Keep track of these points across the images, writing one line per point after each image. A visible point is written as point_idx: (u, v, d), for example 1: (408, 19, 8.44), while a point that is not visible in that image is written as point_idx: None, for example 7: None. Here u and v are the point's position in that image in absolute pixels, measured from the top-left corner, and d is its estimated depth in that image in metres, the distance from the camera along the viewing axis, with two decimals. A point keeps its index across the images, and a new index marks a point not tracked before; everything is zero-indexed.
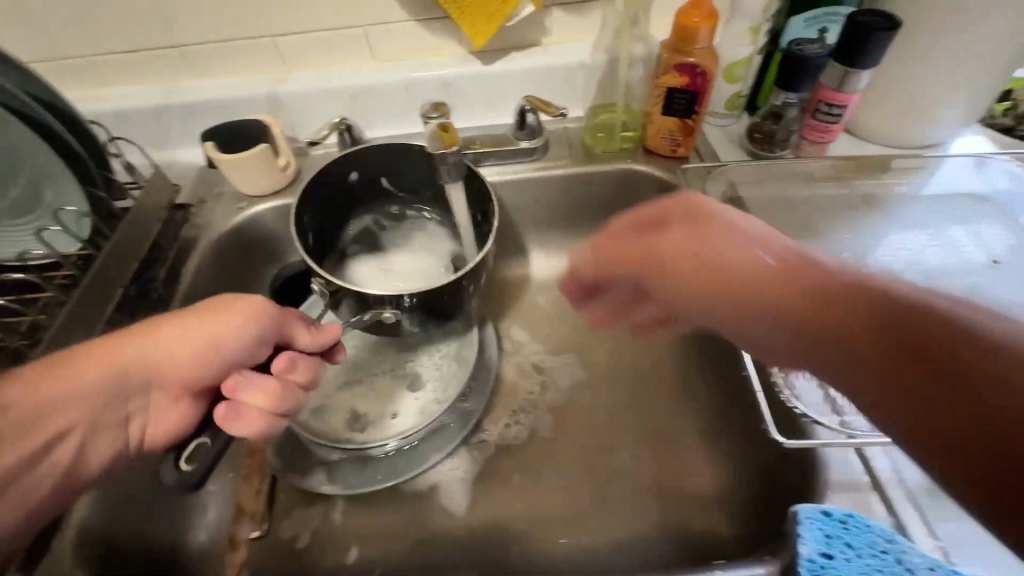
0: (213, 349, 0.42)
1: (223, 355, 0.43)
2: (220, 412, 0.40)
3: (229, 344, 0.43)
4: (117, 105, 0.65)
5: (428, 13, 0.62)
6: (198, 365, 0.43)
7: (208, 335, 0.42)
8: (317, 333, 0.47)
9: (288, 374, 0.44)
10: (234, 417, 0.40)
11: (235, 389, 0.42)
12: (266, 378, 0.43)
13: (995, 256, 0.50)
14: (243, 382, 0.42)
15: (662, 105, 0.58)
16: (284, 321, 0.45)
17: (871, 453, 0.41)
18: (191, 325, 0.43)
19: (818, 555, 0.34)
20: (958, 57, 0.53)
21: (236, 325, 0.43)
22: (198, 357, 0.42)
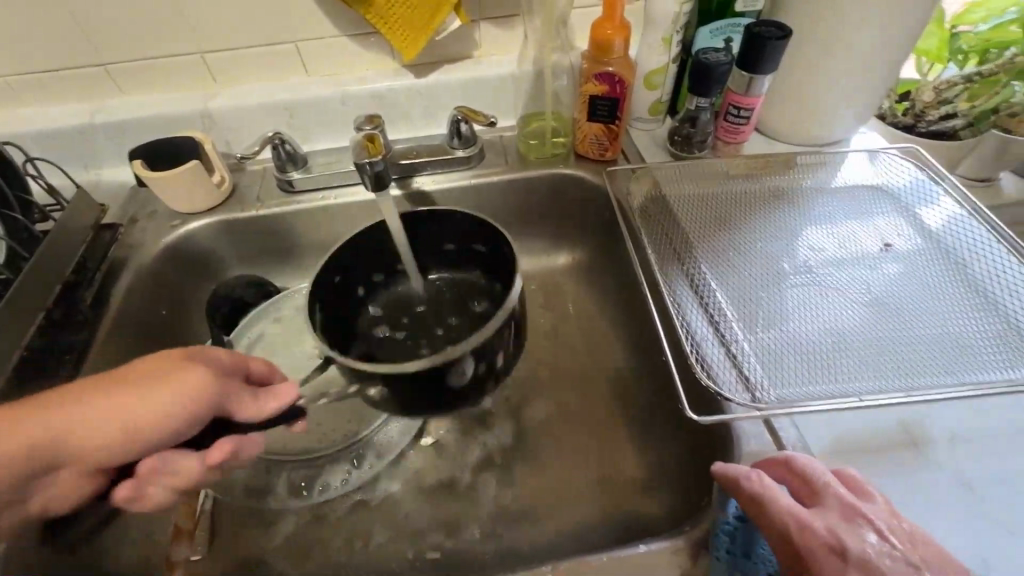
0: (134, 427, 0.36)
1: (145, 437, 0.36)
2: (123, 492, 0.37)
3: (156, 427, 0.37)
4: (36, 126, 0.63)
5: (358, 28, 0.63)
6: (124, 443, 0.36)
7: (147, 411, 0.36)
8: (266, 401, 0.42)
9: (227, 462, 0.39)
10: (136, 497, 0.38)
11: (151, 469, 0.37)
12: (192, 461, 0.38)
13: (888, 242, 0.56)
14: (162, 462, 0.37)
15: (586, 113, 0.61)
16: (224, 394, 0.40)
17: (778, 424, 0.44)
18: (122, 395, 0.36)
19: (733, 517, 0.38)
20: (846, 62, 0.58)
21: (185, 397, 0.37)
22: (116, 438, 0.36)
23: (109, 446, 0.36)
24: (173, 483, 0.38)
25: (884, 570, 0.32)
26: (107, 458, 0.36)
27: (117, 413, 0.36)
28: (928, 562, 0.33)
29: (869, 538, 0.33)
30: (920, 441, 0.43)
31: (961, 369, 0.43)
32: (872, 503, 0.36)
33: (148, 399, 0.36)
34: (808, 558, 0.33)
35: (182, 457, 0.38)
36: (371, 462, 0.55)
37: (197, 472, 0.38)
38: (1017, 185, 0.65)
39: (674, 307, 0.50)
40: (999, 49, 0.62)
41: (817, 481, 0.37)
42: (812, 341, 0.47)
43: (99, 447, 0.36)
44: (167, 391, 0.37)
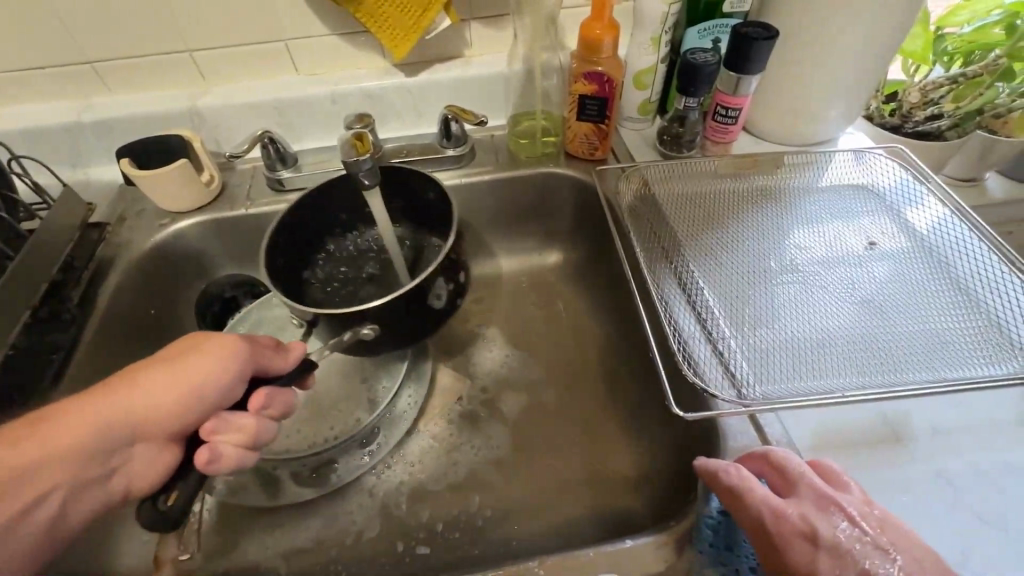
0: (188, 393, 0.37)
1: (199, 401, 0.38)
2: (201, 455, 0.35)
3: (207, 389, 0.38)
4: (22, 124, 0.63)
5: (349, 27, 0.63)
6: (181, 411, 0.37)
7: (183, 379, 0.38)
8: (285, 354, 0.42)
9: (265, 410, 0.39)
10: (215, 460, 0.36)
11: (212, 430, 0.37)
12: (247, 417, 0.38)
13: (874, 241, 0.56)
14: (221, 424, 0.37)
15: (576, 112, 0.62)
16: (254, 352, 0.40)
17: (764, 421, 0.44)
18: (161, 373, 0.38)
19: (716, 512, 0.39)
20: (832, 63, 0.59)
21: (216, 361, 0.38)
22: (173, 409, 0.37)
23: (161, 422, 0.37)
24: (237, 441, 0.37)
25: (853, 555, 0.33)
26: (170, 430, 0.38)
27: (159, 387, 0.37)
28: (897, 545, 0.33)
29: (840, 524, 0.34)
30: (904, 437, 0.43)
31: (943, 366, 0.44)
32: (847, 492, 0.37)
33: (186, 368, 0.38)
34: (781, 545, 0.34)
35: (238, 415, 0.38)
36: (381, 448, 0.55)
37: (255, 427, 0.38)
38: (1001, 185, 0.66)
39: (662, 305, 0.50)
40: (982, 52, 0.63)
41: (793, 471, 0.38)
42: (798, 338, 0.48)
43: (161, 418, 0.37)
44: (206, 356, 0.38)
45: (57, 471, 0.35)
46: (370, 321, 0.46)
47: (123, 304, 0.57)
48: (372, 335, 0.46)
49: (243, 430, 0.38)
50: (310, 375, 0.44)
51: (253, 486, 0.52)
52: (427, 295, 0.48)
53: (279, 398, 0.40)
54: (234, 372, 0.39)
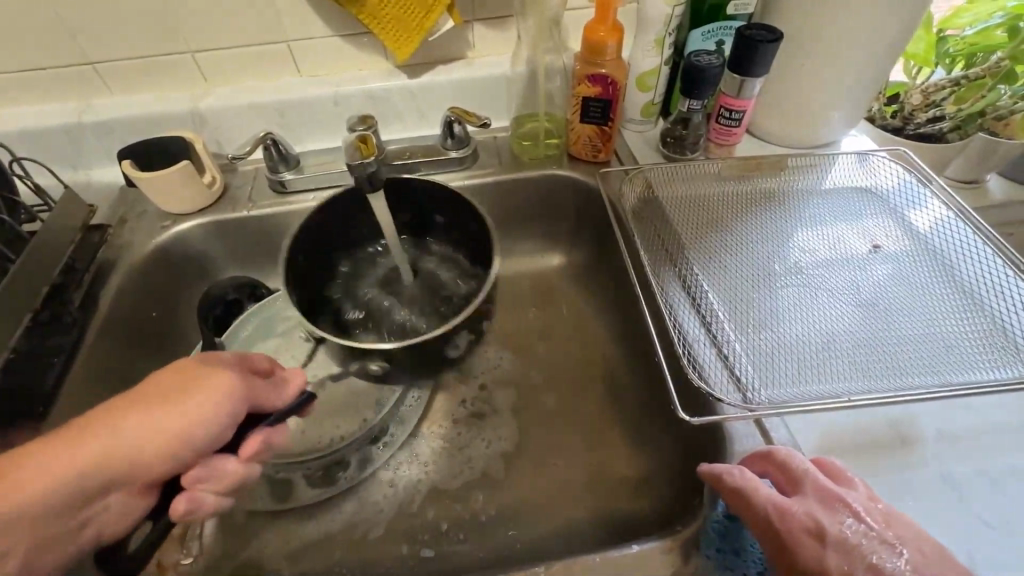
0: (181, 436, 0.35)
1: (191, 444, 0.36)
2: (180, 505, 0.35)
3: (207, 429, 0.36)
4: (23, 125, 0.62)
5: (351, 28, 0.63)
6: (170, 455, 0.35)
7: (185, 416, 0.35)
8: (280, 388, 0.42)
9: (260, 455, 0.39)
10: (194, 510, 0.36)
11: (196, 478, 0.36)
12: (235, 464, 0.38)
13: (877, 243, 0.56)
14: (204, 471, 0.36)
15: (579, 114, 0.62)
16: (252, 388, 0.40)
17: (769, 424, 0.44)
18: (156, 409, 0.35)
19: (721, 516, 0.38)
20: (836, 65, 0.59)
21: (215, 396, 0.37)
22: (170, 446, 0.35)
23: (158, 460, 0.35)
24: (217, 488, 0.37)
25: (860, 550, 0.33)
26: (166, 469, 0.35)
27: (155, 424, 0.35)
28: (903, 539, 0.34)
29: (846, 520, 0.34)
30: (909, 440, 0.43)
31: (947, 369, 0.44)
32: (851, 489, 0.37)
33: (186, 402, 0.36)
34: (789, 543, 0.34)
35: (223, 461, 0.37)
36: (392, 450, 0.56)
37: (243, 471, 0.38)
38: (1002, 187, 0.66)
39: (666, 308, 0.50)
40: (985, 53, 0.62)
41: (797, 469, 0.37)
42: (802, 341, 0.47)
43: (154, 459, 0.34)
44: (203, 397, 0.36)
45: (14, 532, 0.30)
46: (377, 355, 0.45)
47: (125, 306, 0.57)
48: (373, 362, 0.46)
49: (230, 477, 0.37)
50: (311, 405, 0.44)
51: (263, 488, 0.52)
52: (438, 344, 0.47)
53: (267, 441, 0.40)
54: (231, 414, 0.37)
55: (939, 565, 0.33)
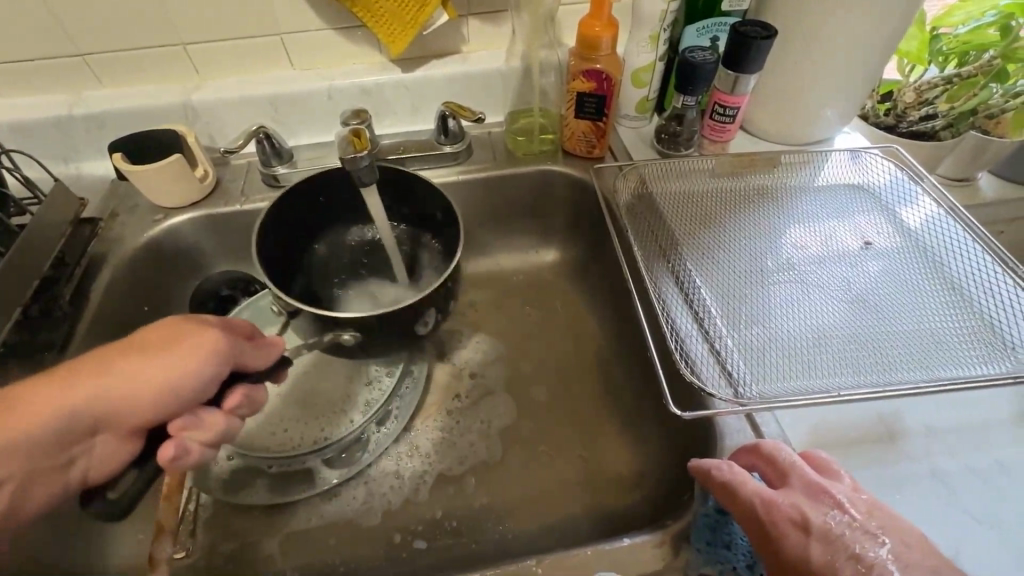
0: (162, 387, 0.37)
1: (175, 398, 0.37)
2: (167, 451, 0.35)
3: (184, 385, 0.37)
4: (13, 117, 0.62)
5: (346, 21, 0.63)
6: (152, 405, 0.37)
7: (165, 371, 0.37)
8: (264, 350, 0.43)
9: (238, 411, 0.40)
10: (182, 457, 0.36)
11: (180, 427, 0.37)
12: (213, 414, 0.38)
13: (869, 240, 0.57)
14: (190, 421, 0.37)
15: (574, 109, 0.61)
16: (234, 348, 0.40)
17: (761, 419, 0.44)
18: (141, 360, 0.38)
19: (712, 510, 0.39)
20: (830, 62, 0.59)
21: (196, 357, 0.38)
22: (150, 398, 0.37)
23: (140, 408, 0.37)
24: (203, 438, 0.37)
25: (843, 540, 0.34)
26: (144, 419, 0.38)
27: (137, 373, 0.37)
28: (886, 528, 0.34)
29: (831, 512, 0.35)
30: (897, 434, 0.44)
31: (937, 365, 0.44)
32: (838, 482, 0.37)
33: (164, 357, 0.38)
34: (776, 535, 0.34)
35: (210, 413, 0.38)
36: (379, 445, 0.55)
37: (224, 425, 0.38)
38: (993, 185, 0.67)
39: (659, 304, 0.50)
40: (977, 52, 0.62)
41: (784, 463, 0.38)
42: (794, 338, 0.48)
43: (134, 407, 0.37)
44: (187, 353, 0.38)
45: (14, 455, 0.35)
46: (351, 327, 0.45)
47: (116, 301, 0.56)
48: (352, 340, 0.46)
49: (211, 427, 0.38)
50: (287, 370, 0.44)
51: (250, 484, 0.52)
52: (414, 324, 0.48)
53: (247, 397, 0.40)
54: (210, 372, 0.38)
55: (924, 554, 0.33)
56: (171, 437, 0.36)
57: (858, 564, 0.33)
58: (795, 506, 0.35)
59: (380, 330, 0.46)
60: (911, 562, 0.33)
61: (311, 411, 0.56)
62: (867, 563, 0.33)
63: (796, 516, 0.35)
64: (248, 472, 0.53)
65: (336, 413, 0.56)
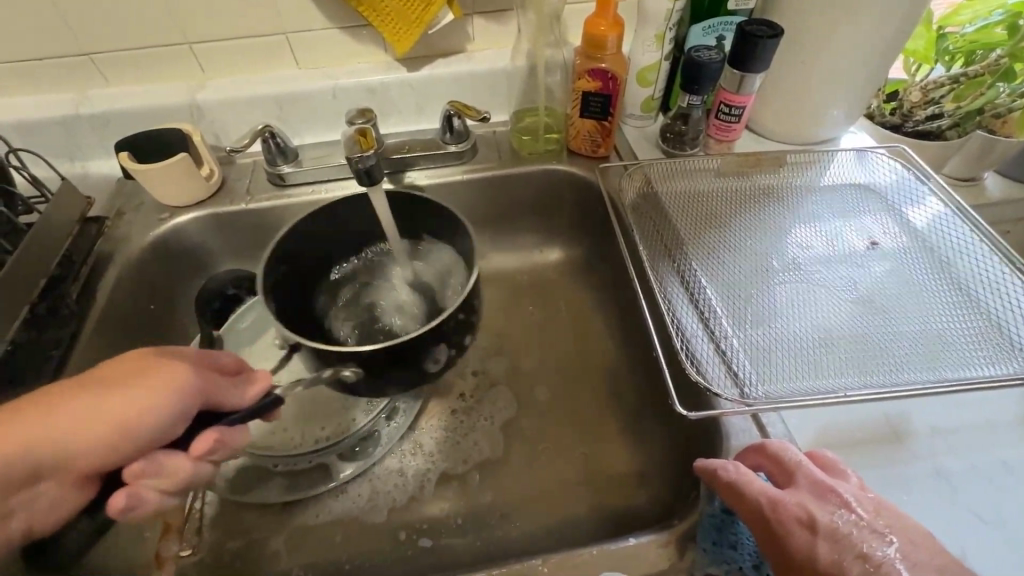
0: (123, 423, 0.34)
1: (135, 436, 0.35)
2: (117, 501, 0.32)
3: (145, 425, 0.35)
4: (20, 116, 0.62)
5: (351, 20, 0.63)
6: (108, 447, 0.34)
7: (124, 411, 0.35)
8: (243, 388, 0.40)
9: (209, 456, 0.36)
10: (135, 507, 0.33)
11: (136, 474, 0.33)
12: (177, 459, 0.34)
13: (874, 240, 0.56)
14: (149, 466, 0.34)
15: (579, 109, 0.61)
16: (206, 386, 0.38)
17: (766, 419, 0.44)
18: (98, 398, 0.35)
19: (719, 510, 0.38)
20: (836, 61, 0.59)
21: (159, 395, 0.35)
22: (107, 440, 0.34)
23: (95, 452, 0.34)
24: (161, 486, 0.34)
25: (851, 539, 0.34)
26: (99, 463, 0.34)
27: (92, 413, 0.34)
28: (892, 527, 0.34)
29: (837, 510, 0.35)
30: (903, 434, 0.44)
31: (944, 365, 0.44)
32: (845, 482, 0.37)
33: (125, 395, 0.35)
34: (782, 535, 0.34)
35: (172, 456, 0.34)
36: (386, 443, 0.55)
37: (190, 471, 0.35)
38: (999, 185, 0.66)
39: (665, 303, 0.50)
40: (984, 52, 0.63)
41: (791, 462, 0.38)
42: (800, 338, 0.48)
43: (89, 450, 0.34)
44: (151, 387, 0.35)
45: None
46: (355, 362, 0.44)
47: (122, 299, 0.57)
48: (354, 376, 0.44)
49: (171, 475, 0.34)
50: (275, 411, 0.41)
51: (258, 481, 0.53)
52: (424, 358, 0.46)
53: (219, 441, 0.36)
54: (176, 409, 0.35)
55: (930, 553, 0.33)
56: (126, 484, 0.33)
57: (866, 563, 0.33)
58: (801, 507, 0.35)
59: (386, 366, 0.45)
60: (917, 561, 0.33)
61: (313, 409, 0.56)
62: (874, 561, 0.33)
63: (802, 518, 0.35)
64: (256, 470, 0.53)
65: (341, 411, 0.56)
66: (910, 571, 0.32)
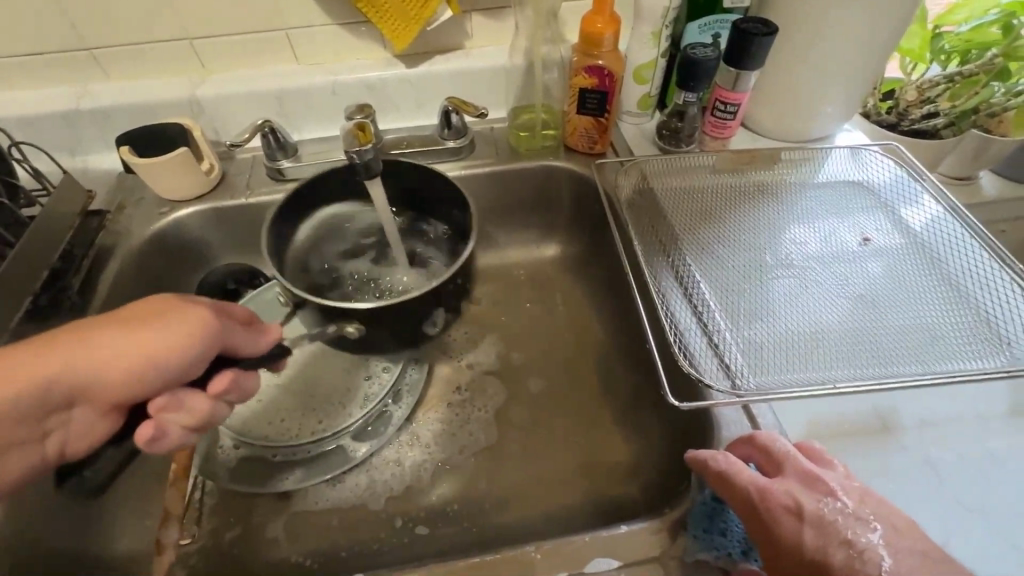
0: (149, 359, 0.36)
1: (162, 370, 0.37)
2: (144, 433, 0.35)
3: (171, 362, 0.37)
4: (21, 110, 0.62)
5: (350, 16, 0.63)
6: (135, 379, 0.37)
7: (154, 346, 0.37)
8: (255, 335, 0.43)
9: (224, 397, 0.39)
10: (159, 438, 0.36)
11: (161, 408, 0.36)
12: (198, 400, 0.38)
13: (868, 237, 0.57)
14: (172, 403, 0.37)
15: (576, 105, 0.62)
16: (225, 331, 0.40)
17: (757, 411, 0.45)
18: (128, 331, 0.37)
19: (710, 499, 0.39)
20: (830, 59, 0.59)
21: (182, 336, 0.37)
22: (137, 372, 0.36)
23: (126, 380, 0.37)
24: (184, 422, 0.37)
25: (836, 526, 0.34)
26: (130, 392, 0.37)
27: (123, 344, 0.36)
28: (877, 515, 0.35)
29: (824, 498, 0.36)
30: (891, 426, 0.44)
31: (932, 360, 0.45)
32: (833, 470, 0.38)
33: (153, 331, 0.37)
34: (771, 522, 0.35)
35: (193, 396, 0.38)
36: (384, 436, 0.56)
37: (208, 410, 0.38)
38: (995, 185, 0.67)
39: (658, 297, 0.51)
40: (979, 52, 0.63)
41: (779, 452, 0.39)
42: (792, 333, 0.48)
43: (121, 380, 0.36)
44: (176, 329, 0.37)
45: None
46: (357, 320, 0.49)
47: (122, 292, 0.57)
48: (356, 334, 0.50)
49: (194, 414, 0.38)
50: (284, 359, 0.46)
51: (259, 472, 0.53)
52: (424, 323, 0.54)
53: (235, 380, 0.40)
54: (202, 352, 0.38)
55: (913, 539, 0.34)
56: (150, 418, 0.36)
57: (850, 549, 0.34)
58: (790, 497, 0.36)
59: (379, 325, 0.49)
60: (900, 547, 0.34)
61: (313, 400, 0.57)
62: (857, 549, 0.34)
63: (789, 506, 0.35)
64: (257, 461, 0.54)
65: (339, 402, 0.57)
66: (893, 556, 0.33)
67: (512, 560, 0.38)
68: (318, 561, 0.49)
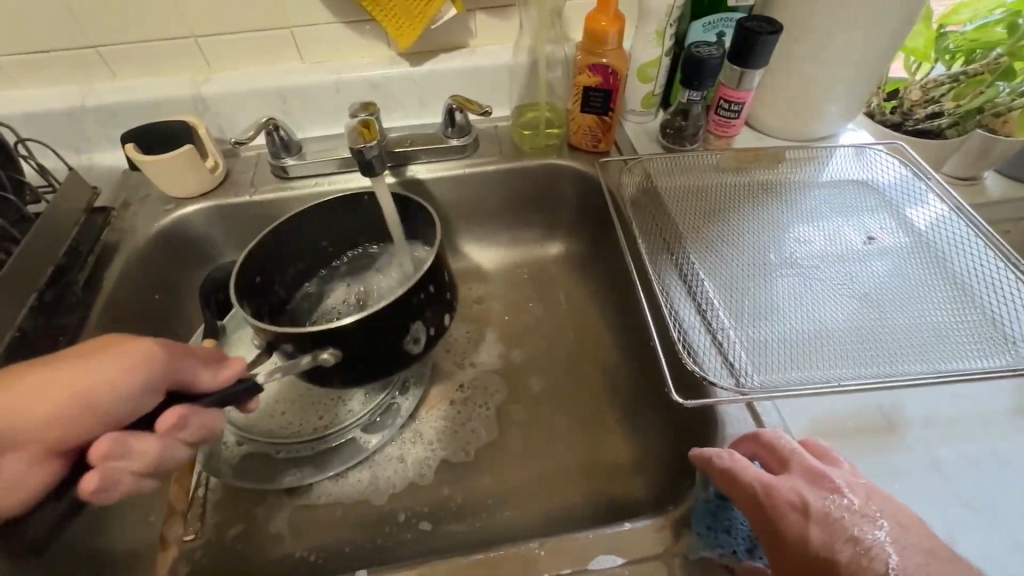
0: (84, 395, 0.35)
1: (98, 409, 0.35)
2: (89, 483, 0.31)
3: (110, 399, 0.35)
4: (28, 108, 0.63)
5: (355, 15, 0.63)
6: (66, 422, 0.34)
7: (89, 384, 0.35)
8: (219, 371, 0.40)
9: (178, 432, 0.35)
10: (108, 488, 0.32)
11: (105, 454, 0.32)
12: (145, 441, 0.34)
13: (873, 237, 0.57)
14: (118, 445, 0.33)
15: (580, 104, 0.62)
16: (174, 365, 0.38)
17: (762, 409, 0.45)
18: (64, 371, 0.35)
19: (714, 497, 0.39)
20: (837, 57, 0.59)
21: (122, 372, 0.35)
22: (70, 411, 0.34)
23: (61, 422, 0.34)
24: (135, 467, 0.33)
25: (842, 522, 0.34)
26: (60, 438, 0.34)
27: (59, 384, 0.35)
28: (883, 511, 0.35)
29: (830, 495, 0.35)
30: (897, 424, 0.44)
31: (938, 358, 0.44)
32: (839, 468, 0.38)
33: (91, 369, 0.35)
34: (777, 519, 0.35)
35: (142, 441, 0.33)
36: (387, 431, 0.55)
37: (160, 452, 0.34)
38: (1000, 184, 0.67)
39: (662, 295, 0.51)
40: (985, 50, 0.63)
41: (784, 449, 0.39)
42: (796, 331, 0.48)
43: (53, 425, 0.34)
44: (118, 359, 0.36)
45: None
46: (331, 344, 0.45)
47: (127, 290, 0.57)
48: (331, 361, 0.46)
49: (145, 457, 0.33)
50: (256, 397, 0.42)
51: (262, 469, 0.53)
52: (403, 340, 0.49)
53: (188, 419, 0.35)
54: (147, 383, 0.36)
55: (920, 538, 0.34)
56: (95, 466, 0.32)
57: (857, 546, 0.33)
58: (797, 495, 0.36)
59: (360, 343, 0.46)
60: (904, 544, 0.33)
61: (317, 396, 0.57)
62: (863, 547, 0.33)
63: (795, 504, 0.35)
64: (259, 459, 0.53)
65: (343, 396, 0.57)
66: (899, 553, 0.33)
67: (516, 557, 0.38)
68: (322, 558, 0.49)
